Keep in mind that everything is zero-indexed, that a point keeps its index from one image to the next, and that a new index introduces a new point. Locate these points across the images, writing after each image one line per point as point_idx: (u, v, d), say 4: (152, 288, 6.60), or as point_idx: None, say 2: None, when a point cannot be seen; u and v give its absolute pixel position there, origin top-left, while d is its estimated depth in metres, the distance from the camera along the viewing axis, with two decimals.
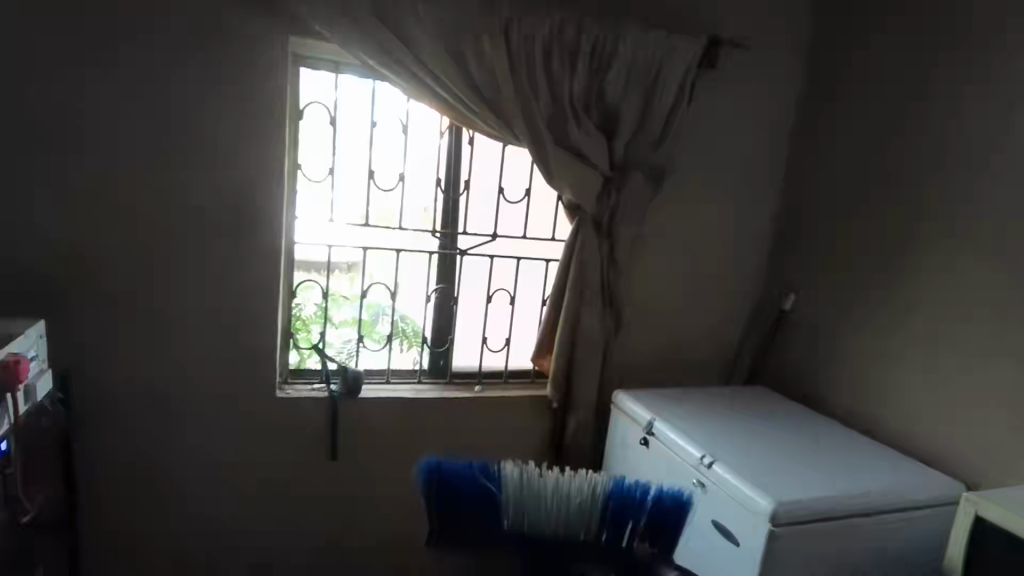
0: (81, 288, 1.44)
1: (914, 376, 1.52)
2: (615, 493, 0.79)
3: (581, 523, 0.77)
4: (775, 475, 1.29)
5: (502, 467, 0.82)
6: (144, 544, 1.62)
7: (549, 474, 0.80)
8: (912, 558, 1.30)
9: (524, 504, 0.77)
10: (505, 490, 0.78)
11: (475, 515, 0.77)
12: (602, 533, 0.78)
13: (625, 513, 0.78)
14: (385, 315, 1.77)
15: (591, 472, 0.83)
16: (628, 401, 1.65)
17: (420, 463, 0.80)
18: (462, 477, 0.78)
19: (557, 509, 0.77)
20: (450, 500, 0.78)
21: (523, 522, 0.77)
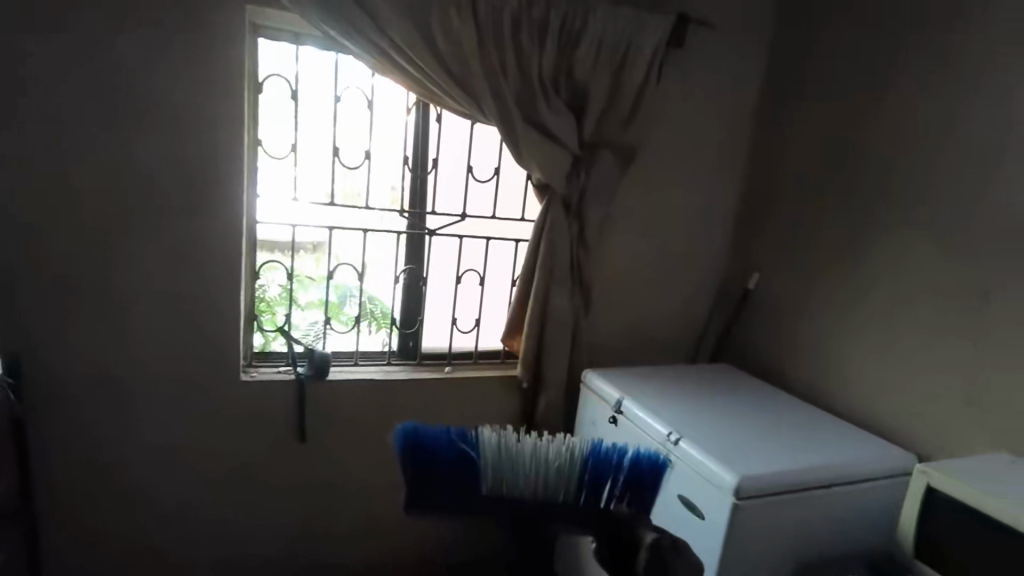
0: (28, 269, 1.38)
1: (872, 352, 1.57)
2: (591, 454, 0.81)
3: (559, 486, 0.79)
4: (740, 451, 1.32)
5: (479, 432, 0.84)
6: (105, 533, 1.58)
7: (526, 440, 0.83)
8: (867, 528, 1.35)
9: (502, 468, 0.79)
10: (483, 452, 0.80)
11: (452, 477, 0.79)
12: (580, 494, 0.80)
13: (602, 472, 0.81)
14: (353, 296, 1.74)
15: (567, 439, 0.86)
16: (597, 380, 1.67)
17: (396, 428, 0.82)
18: (438, 442, 0.81)
19: (535, 471, 0.79)
20: (426, 464, 0.80)
21: (501, 485, 0.78)
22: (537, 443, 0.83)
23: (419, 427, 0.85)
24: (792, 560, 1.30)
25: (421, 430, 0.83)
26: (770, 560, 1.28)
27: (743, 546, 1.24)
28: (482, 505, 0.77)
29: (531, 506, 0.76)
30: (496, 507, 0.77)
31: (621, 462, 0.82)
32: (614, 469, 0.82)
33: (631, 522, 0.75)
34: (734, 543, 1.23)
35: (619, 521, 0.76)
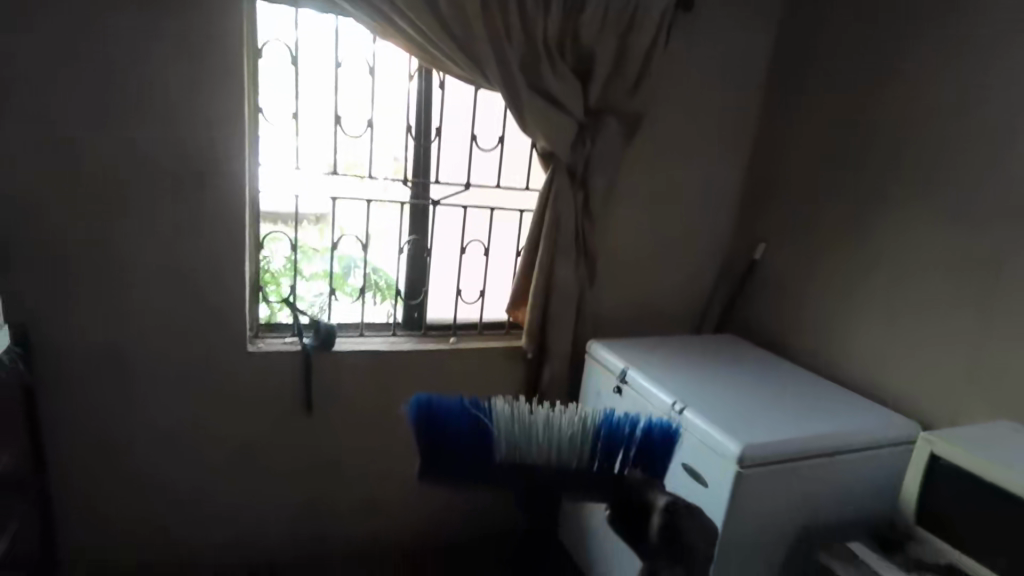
0: (31, 242, 1.38)
1: (877, 322, 1.56)
2: (604, 424, 0.83)
3: (572, 454, 0.80)
4: (744, 420, 1.33)
5: (492, 404, 0.87)
6: (117, 503, 1.61)
7: (538, 412, 0.85)
8: (867, 496, 1.36)
9: (515, 438, 0.81)
10: (496, 421, 0.82)
11: (465, 445, 0.81)
12: (594, 461, 0.81)
13: (615, 441, 0.83)
14: (357, 268, 1.74)
15: (580, 410, 0.88)
16: (602, 350, 1.68)
17: (410, 400, 0.86)
18: (451, 414, 0.84)
19: (548, 441, 0.80)
20: (439, 433, 0.83)
21: (514, 453, 0.79)
22: (550, 414, 0.85)
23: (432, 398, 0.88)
24: (792, 529, 1.32)
25: (434, 402, 0.86)
26: (770, 528, 1.29)
27: (745, 515, 1.26)
28: (496, 471, 0.78)
29: (543, 473, 0.78)
30: (509, 475, 0.78)
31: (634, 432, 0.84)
32: (626, 438, 0.84)
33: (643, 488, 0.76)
34: (737, 511, 1.24)
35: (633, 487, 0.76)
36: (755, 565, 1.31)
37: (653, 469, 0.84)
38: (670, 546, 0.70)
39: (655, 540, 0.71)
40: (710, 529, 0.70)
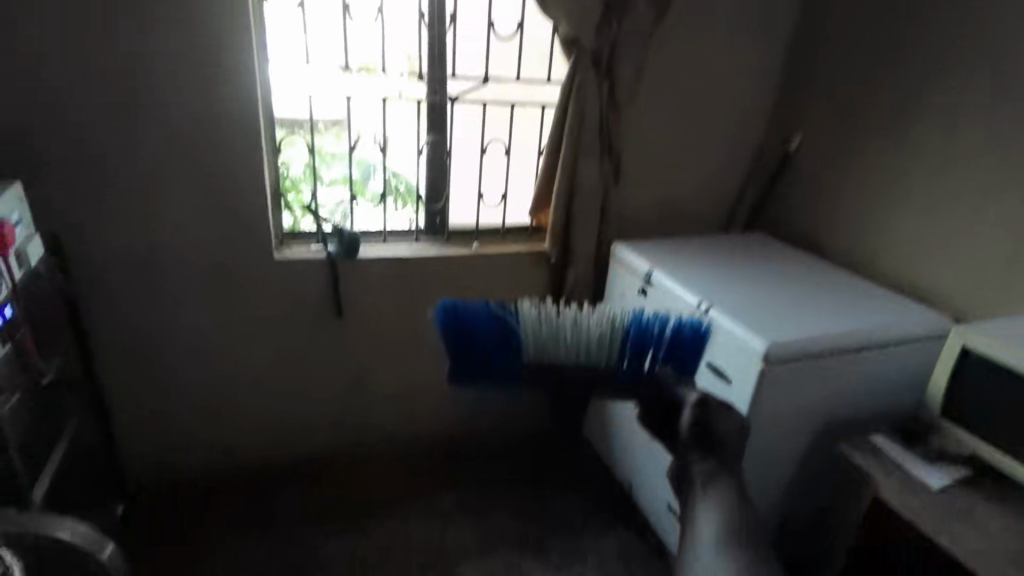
0: (52, 150, 1.37)
1: (914, 214, 1.51)
2: (632, 325, 0.85)
3: (601, 354, 0.82)
4: (771, 318, 1.32)
5: (518, 308, 0.87)
6: (165, 404, 1.70)
7: (566, 315, 0.85)
8: (892, 390, 1.37)
9: (545, 340, 0.82)
10: (525, 323, 0.83)
11: (495, 347, 0.82)
12: (624, 360, 0.83)
13: (642, 341, 0.86)
14: (376, 172, 1.71)
15: (605, 313, 0.89)
16: (627, 253, 1.65)
17: (435, 306, 0.86)
18: (478, 317, 0.84)
19: (577, 342, 0.82)
20: (467, 336, 0.83)
21: (545, 354, 0.81)
22: (576, 316, 0.86)
23: (457, 304, 0.88)
24: (815, 422, 1.34)
25: (457, 306, 0.86)
26: (793, 421, 1.32)
27: (769, 409, 1.28)
28: (527, 370, 0.80)
29: (573, 371, 0.80)
30: (541, 374, 0.80)
31: (661, 333, 0.87)
32: (654, 339, 0.87)
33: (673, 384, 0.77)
34: (760, 405, 1.27)
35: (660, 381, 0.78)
36: (776, 456, 1.35)
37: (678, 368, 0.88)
38: (701, 440, 0.68)
39: (686, 436, 0.68)
40: (742, 420, 0.68)
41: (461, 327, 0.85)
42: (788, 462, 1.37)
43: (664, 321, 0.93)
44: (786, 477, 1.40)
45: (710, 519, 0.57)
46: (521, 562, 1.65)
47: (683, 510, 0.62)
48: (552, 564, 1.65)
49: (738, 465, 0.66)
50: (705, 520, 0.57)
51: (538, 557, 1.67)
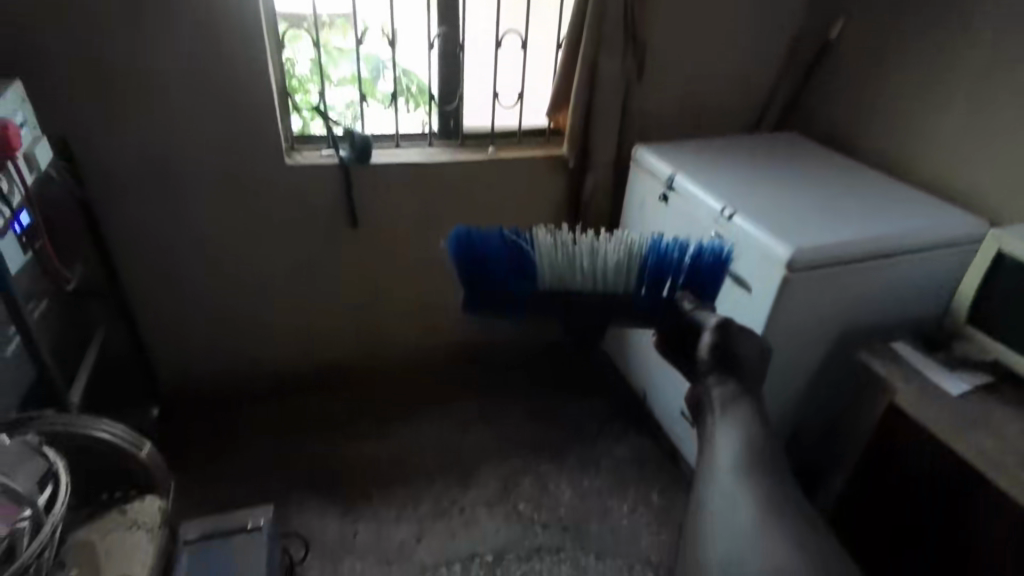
0: (50, 45, 1.30)
1: (958, 109, 1.42)
2: (648, 252, 0.89)
3: (616, 281, 0.88)
4: (797, 224, 1.27)
5: (535, 236, 0.94)
6: (187, 312, 1.71)
7: (582, 243, 0.91)
8: (918, 296, 1.34)
9: (560, 269, 0.89)
10: (540, 253, 0.91)
11: (510, 275, 0.90)
12: (640, 287, 0.88)
13: (660, 269, 0.89)
14: (386, 70, 1.62)
15: (624, 240, 0.94)
16: (648, 156, 1.58)
17: (450, 234, 0.96)
18: (494, 247, 0.93)
19: (592, 271, 0.88)
20: (483, 264, 0.93)
21: (559, 283, 0.88)
22: (593, 245, 0.92)
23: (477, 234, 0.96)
24: (835, 330, 1.33)
25: (474, 235, 0.95)
26: (813, 330, 1.31)
27: (789, 317, 1.26)
28: (539, 297, 0.88)
29: (586, 298, 0.87)
30: (554, 300, 0.88)
31: (680, 261, 0.90)
32: (673, 266, 0.90)
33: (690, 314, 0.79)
34: (781, 313, 1.25)
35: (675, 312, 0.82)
36: (793, 364, 1.35)
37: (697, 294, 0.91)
38: (721, 361, 0.67)
39: (705, 357, 0.68)
40: (763, 345, 0.68)
41: (476, 253, 0.94)
42: (805, 369, 1.37)
43: (684, 247, 0.95)
44: (802, 385, 1.40)
45: (732, 437, 0.56)
46: (538, 465, 1.72)
47: (702, 425, 0.62)
48: (568, 467, 1.72)
49: (759, 387, 0.66)
50: (725, 441, 0.56)
51: (555, 460, 1.73)
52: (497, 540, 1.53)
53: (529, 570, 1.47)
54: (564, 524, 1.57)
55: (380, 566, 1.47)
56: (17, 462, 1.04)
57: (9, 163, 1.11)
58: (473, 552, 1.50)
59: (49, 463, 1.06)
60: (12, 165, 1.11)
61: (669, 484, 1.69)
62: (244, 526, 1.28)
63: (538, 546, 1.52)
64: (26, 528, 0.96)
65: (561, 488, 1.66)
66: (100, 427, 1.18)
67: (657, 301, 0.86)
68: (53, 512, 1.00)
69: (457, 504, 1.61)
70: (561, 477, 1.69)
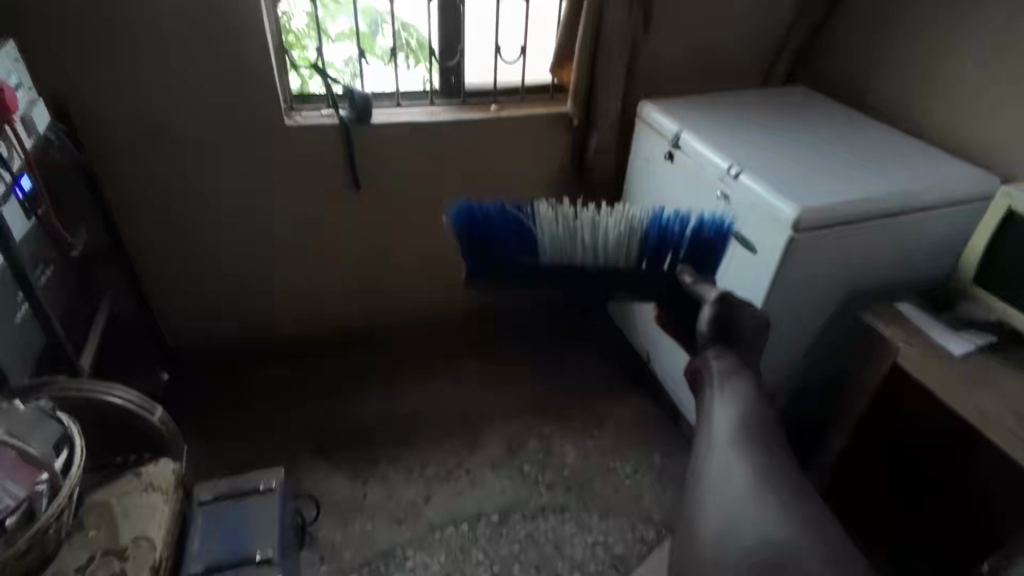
0: (37, 3, 1.27)
1: (978, 60, 1.37)
2: (650, 227, 0.91)
3: (619, 256, 0.91)
4: (805, 183, 1.25)
5: (536, 208, 0.94)
6: (191, 276, 1.71)
7: (584, 216, 0.92)
8: (926, 255, 1.33)
9: (563, 244, 0.91)
10: (541, 226, 0.91)
11: (513, 251, 0.91)
12: (642, 262, 0.91)
13: (661, 242, 0.91)
14: (384, 25, 1.57)
15: (625, 211, 0.94)
16: (654, 112, 1.54)
17: (451, 209, 0.95)
18: (495, 220, 0.92)
19: (595, 247, 0.90)
20: (484, 238, 0.92)
21: (562, 259, 0.91)
22: (594, 216, 0.92)
23: (476, 206, 0.96)
24: (840, 290, 1.32)
25: (474, 208, 0.94)
26: (817, 290, 1.30)
27: (793, 278, 1.25)
28: (543, 273, 0.90)
29: (589, 273, 0.90)
30: (559, 274, 0.90)
31: (680, 234, 0.92)
32: (674, 239, 0.92)
33: (691, 288, 0.79)
34: (785, 274, 1.24)
35: (673, 286, 0.85)
36: (796, 324, 1.35)
37: (698, 265, 0.94)
38: (720, 335, 0.71)
39: (705, 332, 0.71)
40: (761, 315, 0.71)
41: (477, 227, 0.93)
42: (808, 330, 1.37)
43: (686, 219, 0.97)
44: (805, 345, 1.40)
45: (727, 412, 0.58)
46: (542, 427, 1.74)
47: (700, 394, 0.65)
48: (572, 428, 1.74)
49: (754, 359, 0.69)
50: (721, 414, 0.59)
51: (559, 422, 1.76)
52: (502, 501, 1.57)
53: (534, 529, 1.51)
54: (568, 484, 1.61)
55: (389, 526, 1.51)
56: (31, 427, 1.06)
57: (6, 127, 1.09)
58: (479, 513, 1.54)
59: (63, 427, 1.08)
60: (9, 129, 1.09)
61: (671, 444, 1.71)
62: (257, 487, 1.32)
63: (542, 506, 1.56)
64: (43, 491, 0.99)
65: (565, 449, 1.69)
66: (111, 391, 1.22)
67: (657, 275, 0.88)
68: (70, 475, 1.03)
69: (463, 466, 1.64)
70: (566, 438, 1.72)
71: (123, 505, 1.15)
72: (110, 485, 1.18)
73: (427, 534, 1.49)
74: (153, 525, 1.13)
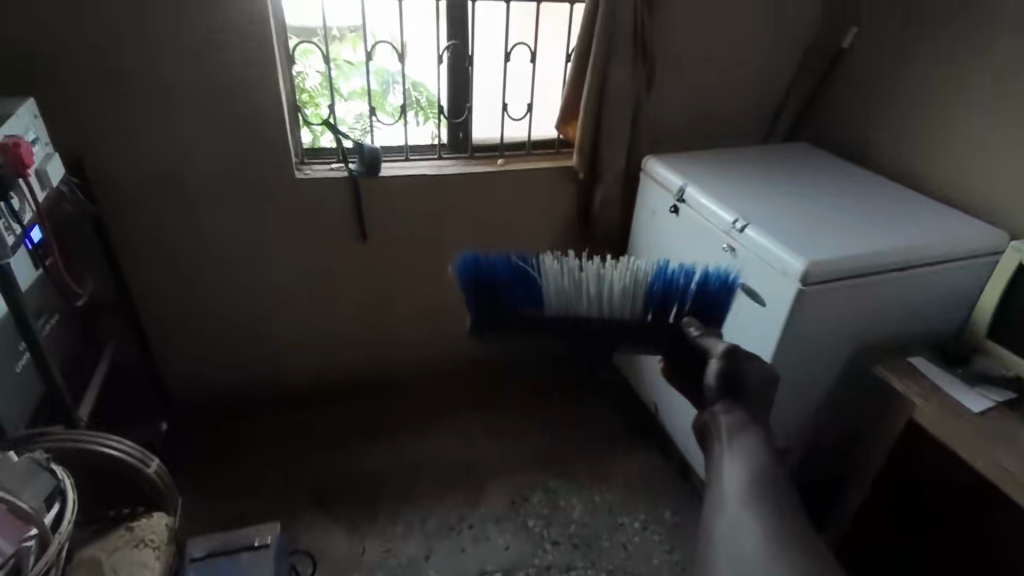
0: (63, 62, 1.31)
1: (979, 117, 1.39)
2: (656, 278, 0.91)
3: (624, 307, 0.90)
4: (811, 236, 1.25)
5: (541, 260, 0.94)
6: (195, 325, 1.71)
7: (589, 268, 0.92)
8: (934, 309, 1.32)
9: (568, 295, 0.90)
10: (546, 277, 0.91)
11: (517, 301, 0.91)
12: (647, 313, 0.90)
13: (666, 294, 0.91)
14: (396, 84, 1.62)
15: (630, 263, 0.94)
16: (658, 167, 1.57)
17: (456, 260, 0.95)
18: (500, 271, 0.93)
19: (601, 297, 0.90)
20: (489, 289, 0.92)
21: (567, 309, 0.90)
22: (599, 268, 0.92)
23: (481, 258, 0.96)
24: (850, 343, 1.30)
25: (479, 260, 0.94)
26: (827, 343, 1.28)
27: (802, 331, 1.24)
28: (548, 323, 0.89)
29: (594, 323, 0.88)
30: (563, 325, 0.89)
31: (685, 287, 0.92)
32: (678, 292, 0.92)
33: (697, 340, 0.80)
34: (795, 326, 1.23)
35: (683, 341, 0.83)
36: (808, 377, 1.33)
37: (705, 318, 0.93)
38: (727, 389, 0.69)
39: (713, 385, 0.70)
40: (769, 368, 0.69)
41: (482, 279, 0.93)
42: (820, 383, 1.35)
43: (690, 272, 0.97)
44: (817, 398, 1.38)
45: (737, 470, 0.55)
46: (548, 481, 1.69)
47: (708, 451, 0.63)
48: (579, 482, 1.69)
49: (763, 414, 0.67)
50: (730, 473, 0.56)
51: (565, 475, 1.71)
52: (506, 558, 1.50)
53: None
54: (574, 542, 1.55)
55: None
56: (25, 478, 1.03)
57: (21, 181, 1.11)
58: (482, 570, 1.48)
59: (56, 479, 1.06)
60: (24, 183, 1.11)
61: (681, 500, 1.66)
62: (251, 542, 1.27)
63: (547, 564, 1.50)
64: (31, 547, 0.95)
65: (572, 504, 1.63)
66: (107, 442, 1.20)
67: (662, 327, 0.88)
68: (60, 530, 1.00)
69: (466, 520, 1.59)
70: (572, 493, 1.66)
71: (113, 561, 1.10)
72: (102, 540, 1.15)
73: None
74: None
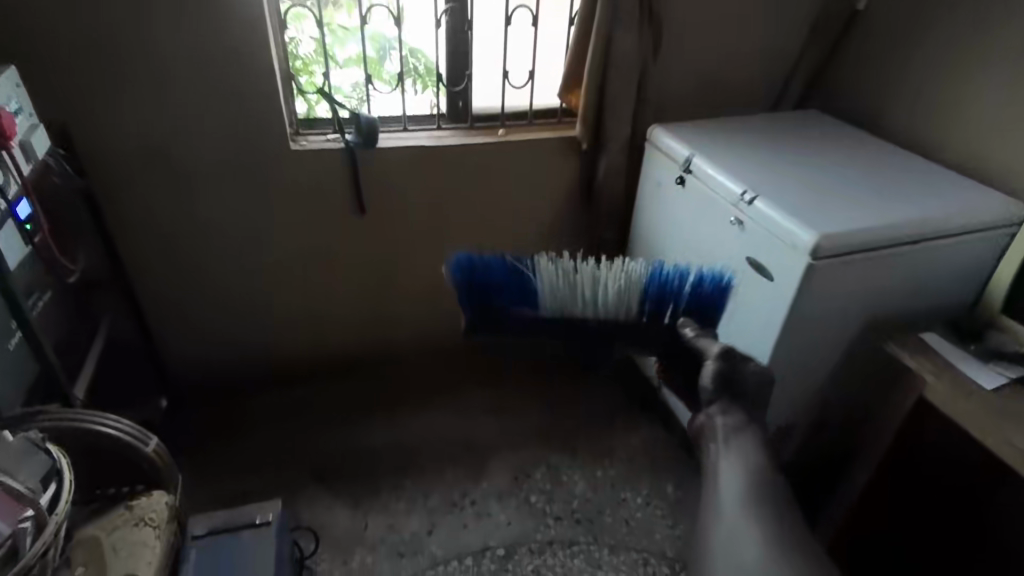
0: (43, 29, 1.26)
1: (1000, 83, 1.34)
2: (650, 281, 0.92)
3: (619, 310, 0.92)
4: (823, 208, 1.21)
5: (537, 261, 0.95)
6: (191, 303, 1.68)
7: (583, 270, 0.93)
8: (946, 282, 1.28)
9: (563, 297, 0.92)
10: (542, 279, 0.93)
11: (513, 302, 0.93)
12: (642, 315, 0.92)
13: (661, 297, 0.92)
14: (392, 50, 1.56)
15: (625, 264, 0.96)
16: (664, 136, 1.52)
17: (452, 261, 0.96)
18: (495, 272, 0.94)
19: (597, 299, 0.92)
20: (485, 290, 0.94)
21: (563, 311, 0.92)
22: (594, 270, 0.94)
23: (475, 257, 0.97)
24: (859, 319, 1.28)
25: (475, 262, 0.95)
26: (837, 318, 1.25)
27: (811, 307, 1.21)
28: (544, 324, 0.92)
29: (589, 325, 0.92)
30: (559, 327, 0.92)
31: (680, 288, 0.93)
32: (674, 293, 0.93)
33: (691, 342, 0.84)
34: (803, 302, 1.20)
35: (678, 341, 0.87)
36: (815, 353, 1.30)
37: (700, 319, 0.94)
38: (724, 390, 0.72)
39: (709, 387, 0.73)
40: (762, 369, 0.73)
41: (478, 280, 0.95)
42: (827, 359, 1.32)
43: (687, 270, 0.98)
44: (824, 374, 1.35)
45: (733, 476, 0.60)
46: (550, 456, 1.69)
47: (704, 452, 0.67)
48: (581, 458, 1.68)
49: (755, 415, 0.71)
50: (726, 474, 0.61)
51: (567, 451, 1.70)
52: (508, 534, 1.50)
53: (541, 565, 1.44)
54: (576, 517, 1.54)
55: (391, 559, 1.45)
56: (19, 459, 1.02)
57: (4, 154, 1.08)
58: (484, 546, 1.48)
59: (52, 459, 1.05)
60: (7, 155, 1.08)
61: (684, 475, 1.65)
62: (252, 521, 1.26)
63: (550, 539, 1.50)
64: (28, 529, 0.95)
65: (574, 480, 1.63)
66: (104, 421, 1.17)
67: (657, 328, 0.91)
68: (57, 511, 0.99)
69: (468, 496, 1.58)
70: (574, 469, 1.66)
71: (112, 539, 1.12)
72: (100, 519, 1.15)
73: (429, 568, 1.43)
74: (140, 562, 1.09)
